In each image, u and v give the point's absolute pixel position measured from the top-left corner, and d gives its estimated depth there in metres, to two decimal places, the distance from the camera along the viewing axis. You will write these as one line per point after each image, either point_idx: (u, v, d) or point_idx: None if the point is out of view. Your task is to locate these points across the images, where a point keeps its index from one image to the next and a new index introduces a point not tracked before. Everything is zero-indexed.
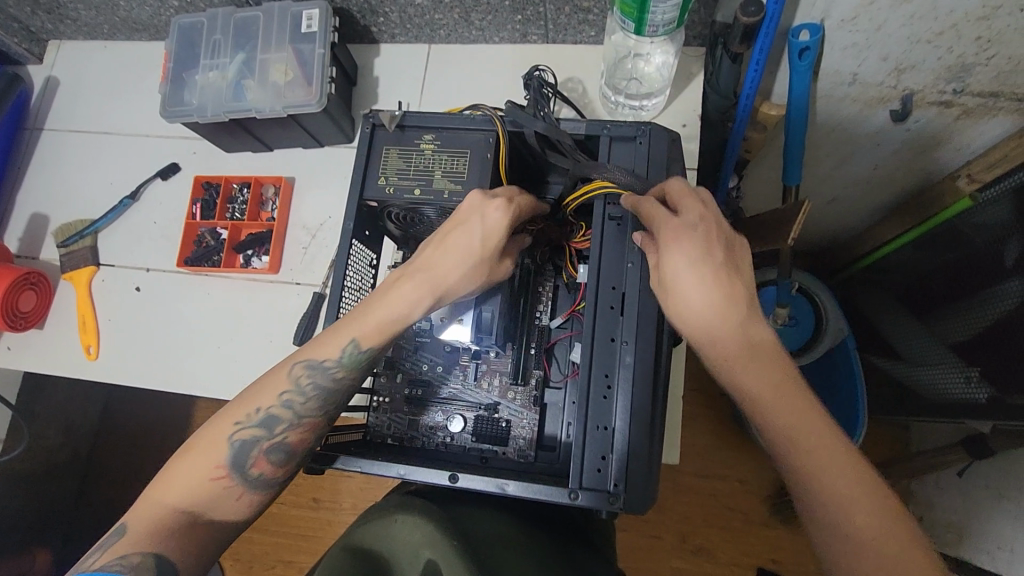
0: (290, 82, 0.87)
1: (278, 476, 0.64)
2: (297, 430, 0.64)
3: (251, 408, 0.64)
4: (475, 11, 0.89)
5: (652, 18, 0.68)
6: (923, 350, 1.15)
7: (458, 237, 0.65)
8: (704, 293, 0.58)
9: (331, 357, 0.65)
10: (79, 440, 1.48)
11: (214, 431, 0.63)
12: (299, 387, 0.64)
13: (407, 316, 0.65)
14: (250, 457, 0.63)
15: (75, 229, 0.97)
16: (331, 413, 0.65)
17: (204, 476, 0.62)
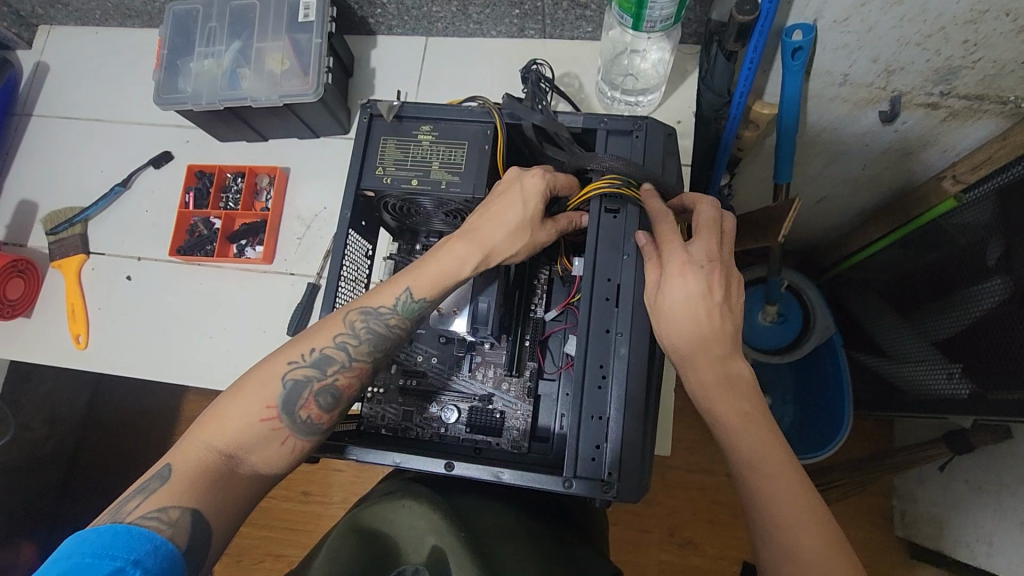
0: (287, 71, 0.86)
1: (322, 423, 0.65)
2: (346, 373, 0.66)
3: (305, 350, 0.66)
4: (472, 5, 0.90)
5: (650, 14, 0.68)
6: (908, 348, 1.17)
7: (501, 199, 0.68)
8: (697, 312, 0.59)
9: (384, 304, 0.68)
10: (64, 432, 1.47)
11: (267, 371, 0.65)
12: (353, 330, 0.67)
13: (456, 268, 0.68)
14: (300, 398, 0.64)
15: (65, 217, 0.96)
16: (379, 359, 0.68)
17: (252, 417, 0.62)
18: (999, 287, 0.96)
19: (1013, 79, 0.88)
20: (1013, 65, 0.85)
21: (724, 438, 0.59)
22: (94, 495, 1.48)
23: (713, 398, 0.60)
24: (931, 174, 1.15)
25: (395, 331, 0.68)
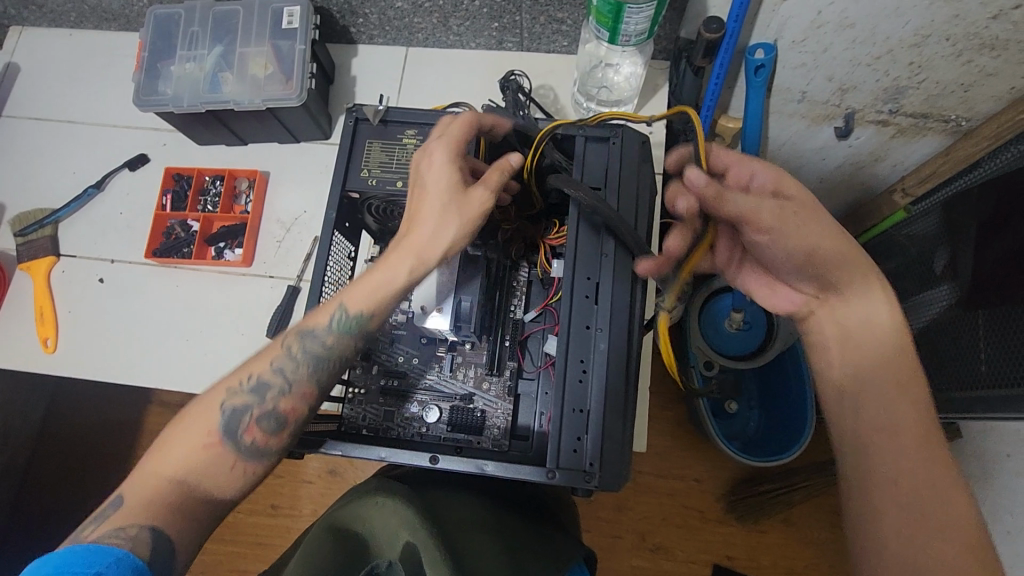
0: (271, 76, 0.87)
1: (270, 448, 0.64)
2: (287, 398, 0.65)
3: (244, 377, 0.65)
4: (453, 17, 0.93)
5: (625, 28, 0.72)
6: None
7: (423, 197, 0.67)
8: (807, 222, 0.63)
9: (321, 324, 0.66)
10: (19, 445, 1.41)
11: (206, 401, 0.64)
12: (290, 354, 0.66)
13: (393, 280, 0.66)
14: (241, 424, 0.63)
15: (35, 219, 0.94)
16: (322, 381, 0.66)
17: (193, 446, 0.62)
18: (946, 293, 1.02)
19: (954, 99, 0.95)
20: (954, 86, 0.92)
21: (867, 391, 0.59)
22: (51, 511, 1.42)
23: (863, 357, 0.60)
24: (882, 188, 1.22)
25: (334, 350, 0.66)
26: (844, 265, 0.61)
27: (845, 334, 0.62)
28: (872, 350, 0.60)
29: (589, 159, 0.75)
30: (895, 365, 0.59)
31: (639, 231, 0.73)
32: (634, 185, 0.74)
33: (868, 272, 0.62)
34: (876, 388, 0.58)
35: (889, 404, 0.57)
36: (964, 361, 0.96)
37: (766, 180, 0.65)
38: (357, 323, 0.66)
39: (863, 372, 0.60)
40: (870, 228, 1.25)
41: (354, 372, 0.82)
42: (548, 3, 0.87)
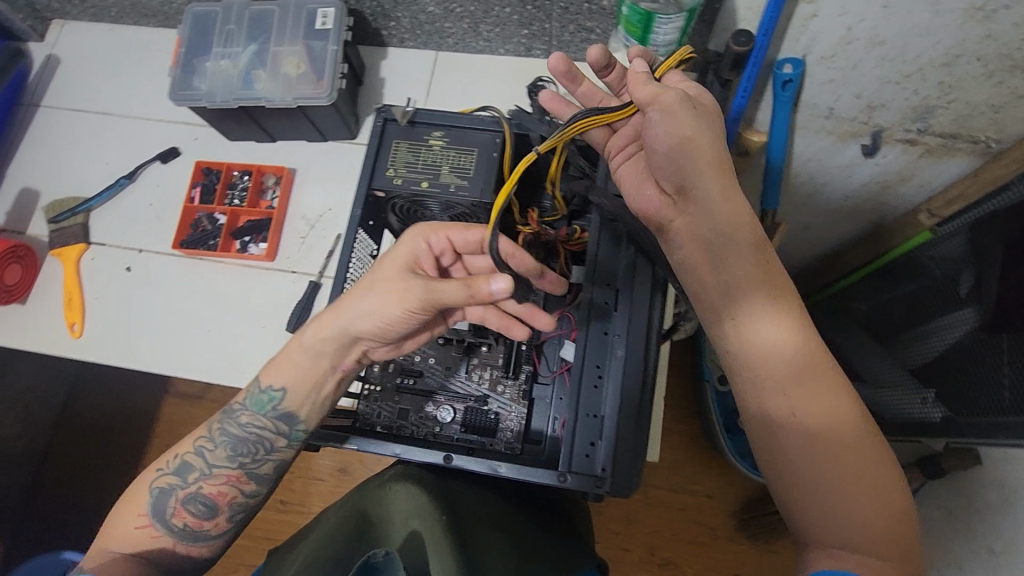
0: (303, 75, 0.89)
1: (204, 528, 0.72)
2: (210, 481, 0.71)
3: (171, 459, 0.72)
4: (484, 23, 0.94)
5: (655, 39, 0.73)
6: (883, 373, 1.23)
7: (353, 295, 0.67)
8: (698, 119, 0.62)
9: (238, 403, 0.73)
10: (38, 428, 1.44)
11: (141, 484, 0.72)
12: (210, 436, 0.73)
13: (299, 347, 0.70)
14: (169, 508, 0.71)
15: (68, 206, 0.97)
16: (241, 462, 0.72)
17: (130, 524, 0.70)
18: (970, 315, 1.01)
19: (984, 120, 0.94)
20: (984, 107, 0.91)
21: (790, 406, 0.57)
22: (67, 495, 1.45)
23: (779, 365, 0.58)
24: (908, 208, 1.21)
25: (250, 429, 0.72)
26: (710, 176, 0.62)
27: (763, 359, 0.58)
28: (787, 366, 0.58)
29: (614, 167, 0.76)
30: (813, 363, 0.58)
31: None
32: None
33: (737, 200, 0.62)
34: (802, 404, 0.57)
35: (817, 420, 0.56)
36: (986, 387, 0.95)
37: (687, 94, 0.66)
38: (274, 399, 0.71)
39: (786, 388, 0.57)
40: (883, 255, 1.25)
41: (372, 369, 0.83)
42: (578, 12, 0.88)
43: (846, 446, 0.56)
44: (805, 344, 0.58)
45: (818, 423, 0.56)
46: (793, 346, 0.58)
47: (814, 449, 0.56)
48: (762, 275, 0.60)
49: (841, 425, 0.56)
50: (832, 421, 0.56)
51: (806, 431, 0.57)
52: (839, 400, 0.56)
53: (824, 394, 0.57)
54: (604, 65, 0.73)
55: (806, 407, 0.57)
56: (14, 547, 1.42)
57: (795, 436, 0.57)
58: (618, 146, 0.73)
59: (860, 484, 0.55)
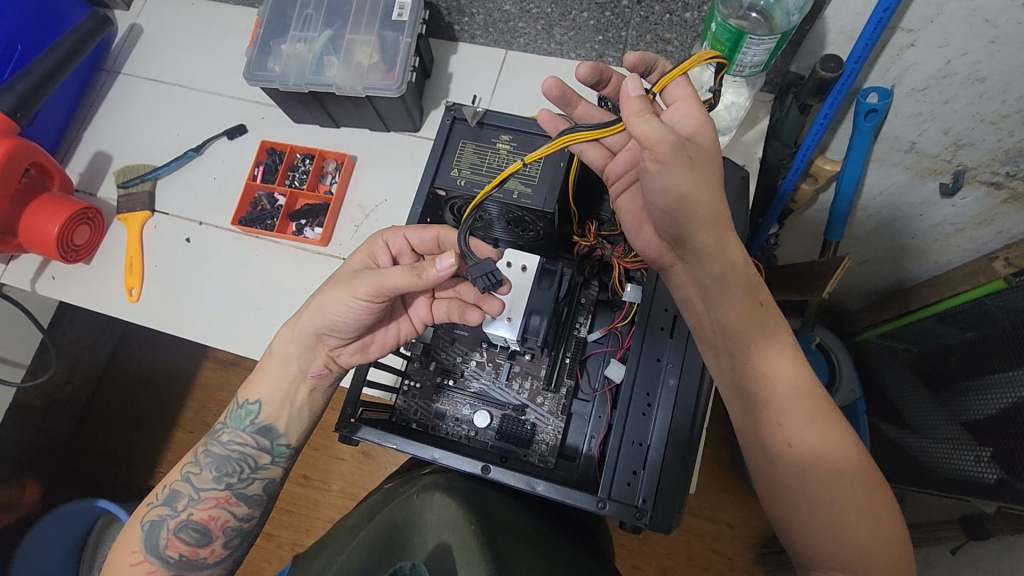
0: (373, 65, 0.89)
1: (198, 556, 0.74)
2: (200, 506, 0.74)
3: (160, 491, 0.76)
4: (559, 26, 0.92)
5: (742, 58, 0.69)
6: (933, 424, 1.16)
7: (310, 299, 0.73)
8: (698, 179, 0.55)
9: (220, 426, 0.77)
10: (85, 377, 1.50)
11: (135, 522, 0.76)
12: (196, 461, 0.76)
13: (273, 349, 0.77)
14: (162, 540, 0.73)
15: (138, 173, 1.00)
16: (228, 482, 0.76)
17: (127, 560, 0.73)
18: None
19: None
20: None
21: (786, 436, 0.56)
22: (105, 444, 1.51)
23: (777, 395, 0.57)
24: (981, 253, 1.14)
25: (234, 447, 0.76)
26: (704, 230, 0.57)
27: (758, 387, 0.58)
28: (784, 397, 0.57)
29: None
30: (808, 393, 0.57)
31: None
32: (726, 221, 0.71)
33: (732, 246, 0.58)
34: (799, 436, 0.56)
35: (813, 450, 0.56)
36: None
37: (684, 127, 0.57)
38: (251, 412, 0.76)
39: (783, 417, 0.56)
40: (936, 304, 1.19)
41: (412, 364, 0.83)
42: (658, 22, 0.85)
43: (842, 474, 0.55)
44: (799, 374, 0.57)
45: (815, 453, 0.56)
46: (788, 375, 0.57)
47: (812, 477, 0.56)
48: (753, 306, 0.58)
49: (838, 455, 0.56)
50: (829, 450, 0.56)
51: (803, 461, 0.56)
52: (834, 427, 0.56)
53: (820, 423, 0.56)
54: (594, 81, 0.67)
55: (802, 438, 0.56)
56: (51, 488, 1.49)
57: (792, 466, 0.56)
58: (616, 173, 0.67)
59: (857, 510, 0.55)
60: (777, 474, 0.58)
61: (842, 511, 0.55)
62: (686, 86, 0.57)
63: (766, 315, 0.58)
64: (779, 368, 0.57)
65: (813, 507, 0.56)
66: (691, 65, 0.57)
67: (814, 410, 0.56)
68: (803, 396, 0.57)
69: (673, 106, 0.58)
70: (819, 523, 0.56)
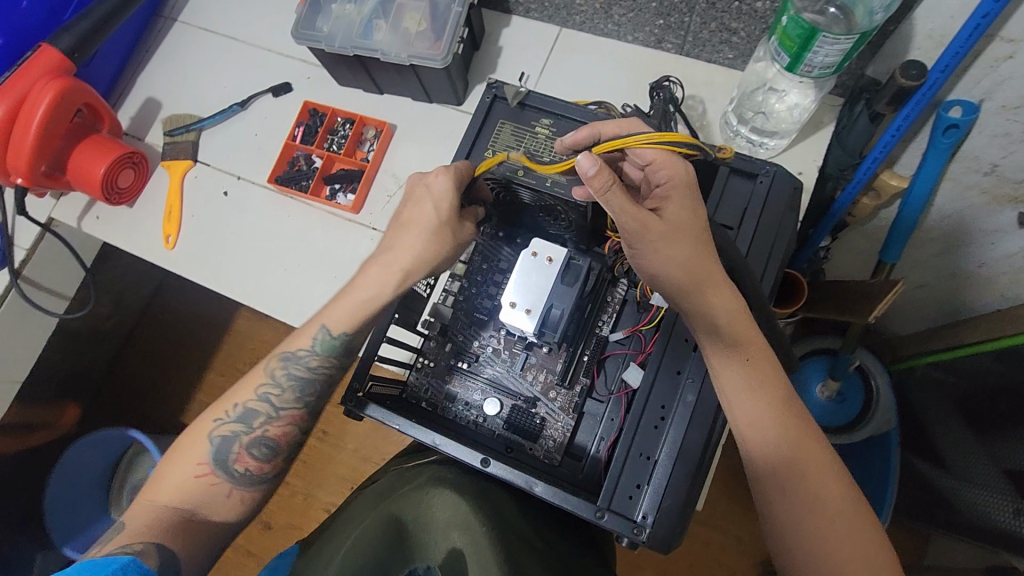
0: (421, 33, 0.86)
1: (265, 472, 0.70)
2: (276, 423, 0.70)
3: (230, 407, 0.70)
4: (617, 6, 0.87)
5: (812, 57, 0.62)
6: (972, 467, 1.09)
7: (415, 213, 0.71)
8: (682, 246, 0.58)
9: (303, 347, 0.71)
10: (126, 312, 1.57)
11: (196, 433, 0.69)
12: (274, 380, 0.70)
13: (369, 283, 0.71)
14: (231, 454, 0.68)
15: (184, 122, 1.01)
16: (307, 402, 0.71)
17: (187, 474, 0.67)
18: None
19: None
20: None
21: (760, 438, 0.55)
22: (143, 377, 1.59)
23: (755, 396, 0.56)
24: None
25: (320, 370, 0.71)
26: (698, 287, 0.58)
27: (741, 393, 0.56)
28: (771, 433, 0.55)
29: (726, 196, 0.66)
30: (792, 422, 0.55)
31: (763, 284, 0.64)
32: (771, 235, 0.64)
33: (716, 297, 0.58)
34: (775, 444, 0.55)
35: (800, 485, 0.53)
36: None
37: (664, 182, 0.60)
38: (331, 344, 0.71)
39: (768, 454, 0.55)
40: (988, 340, 1.05)
41: (428, 343, 0.81)
42: (725, 10, 0.79)
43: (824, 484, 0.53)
44: (784, 404, 0.56)
45: (804, 488, 0.53)
46: (773, 408, 0.55)
47: (802, 519, 0.53)
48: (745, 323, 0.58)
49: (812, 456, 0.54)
50: (817, 484, 0.53)
51: (794, 502, 0.53)
52: (821, 458, 0.54)
53: (805, 454, 0.54)
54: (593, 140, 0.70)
55: (788, 474, 0.54)
56: (90, 412, 1.58)
57: (783, 509, 0.53)
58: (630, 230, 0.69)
59: (851, 553, 0.51)
60: (770, 516, 0.55)
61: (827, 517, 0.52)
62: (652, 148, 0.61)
63: (753, 347, 0.57)
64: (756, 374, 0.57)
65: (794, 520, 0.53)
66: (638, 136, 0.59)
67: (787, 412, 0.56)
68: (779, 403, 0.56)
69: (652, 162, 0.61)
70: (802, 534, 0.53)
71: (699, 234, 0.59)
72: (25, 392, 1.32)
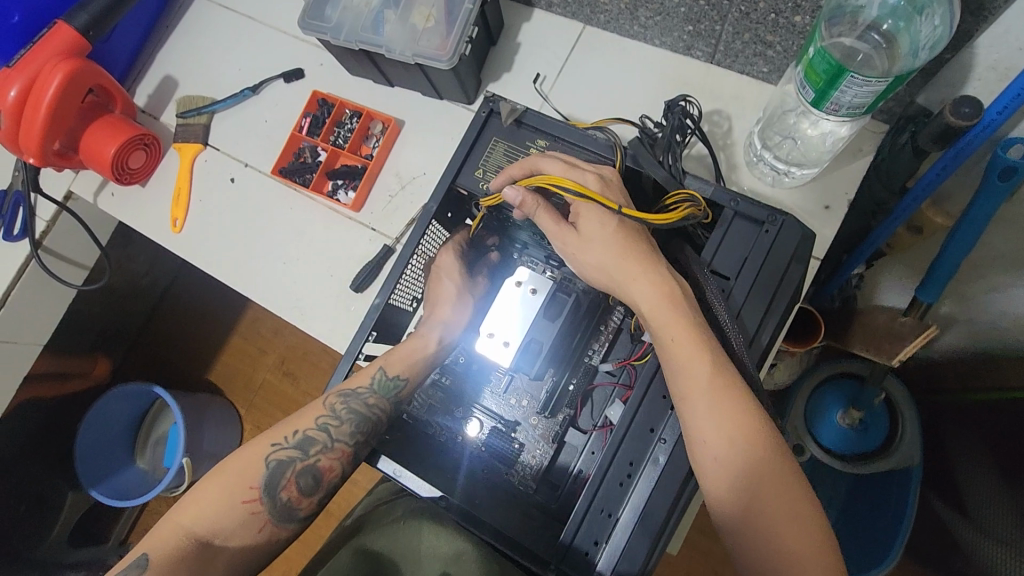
0: (429, 29, 0.82)
1: (298, 509, 0.67)
2: (328, 455, 0.69)
3: (290, 433, 0.69)
4: (644, 8, 0.80)
5: (839, 96, 0.56)
6: (989, 518, 0.98)
7: (439, 287, 0.76)
8: (600, 253, 0.62)
9: (364, 385, 0.71)
10: (160, 273, 1.61)
11: (251, 455, 0.68)
12: (334, 412, 0.70)
13: (424, 346, 0.74)
14: (282, 480, 0.67)
15: (196, 104, 1.00)
16: (360, 442, 0.69)
17: (235, 498, 0.65)
18: None
19: None
20: None
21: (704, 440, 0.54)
22: (172, 336, 1.63)
23: (704, 403, 0.54)
24: None
25: (375, 411, 0.71)
26: (636, 289, 0.61)
27: (702, 405, 0.54)
28: (716, 441, 0.53)
29: (727, 238, 0.63)
30: (730, 398, 0.55)
31: (761, 336, 0.60)
32: (773, 284, 0.60)
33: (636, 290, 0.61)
34: (722, 455, 0.53)
35: (742, 461, 0.53)
36: None
37: (590, 185, 0.63)
38: (396, 387, 0.72)
39: (707, 436, 0.54)
40: None
41: None
42: (759, 21, 0.71)
43: (774, 490, 0.52)
44: (718, 382, 0.55)
45: (745, 465, 0.53)
46: (708, 394, 0.55)
47: (758, 530, 0.52)
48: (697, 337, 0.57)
49: (759, 461, 0.53)
50: (758, 456, 0.53)
51: (739, 481, 0.53)
52: (762, 430, 0.54)
53: (746, 429, 0.54)
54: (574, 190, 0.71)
55: (728, 454, 0.53)
56: (123, 364, 1.63)
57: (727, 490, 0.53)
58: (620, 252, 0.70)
59: (793, 524, 0.51)
60: (731, 532, 0.53)
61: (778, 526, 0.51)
62: (560, 163, 0.64)
63: (679, 329, 0.57)
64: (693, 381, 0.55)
65: (744, 531, 0.52)
66: (561, 184, 0.62)
67: (741, 416, 0.54)
68: (731, 410, 0.54)
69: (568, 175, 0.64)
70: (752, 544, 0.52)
71: (624, 241, 0.62)
72: (64, 343, 1.38)
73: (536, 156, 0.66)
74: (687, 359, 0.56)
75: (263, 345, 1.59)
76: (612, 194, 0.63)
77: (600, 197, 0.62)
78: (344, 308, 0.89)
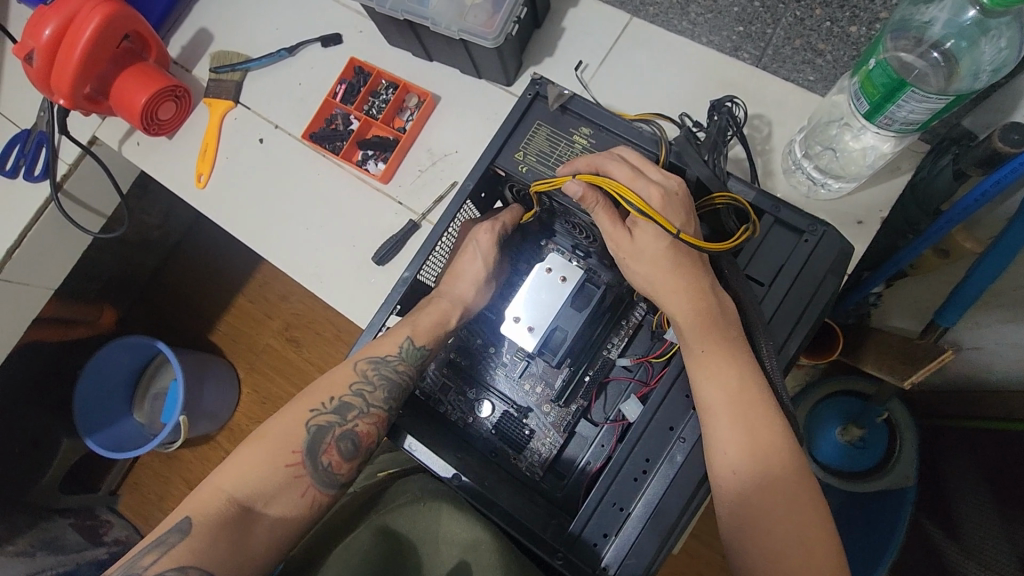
0: (476, 6, 0.81)
1: (339, 475, 0.67)
2: (366, 419, 0.68)
3: (330, 399, 0.69)
4: (695, 4, 0.79)
5: (894, 110, 0.56)
6: (980, 542, 0.99)
7: (464, 263, 0.74)
8: (646, 267, 0.62)
9: (392, 352, 0.71)
10: (173, 227, 1.60)
11: (289, 417, 0.67)
12: (367, 378, 0.69)
13: (444, 322, 0.72)
14: (322, 444, 0.67)
15: (230, 61, 0.99)
16: (391, 406, 0.69)
17: (278, 461, 0.65)
18: None
19: None
20: None
21: (717, 444, 0.55)
22: (180, 291, 1.63)
23: (722, 411, 0.55)
24: None
25: (402, 377, 0.70)
26: (672, 302, 0.61)
27: (722, 407, 0.55)
28: (730, 447, 0.54)
29: (766, 244, 0.63)
30: (747, 408, 0.55)
31: (788, 343, 0.60)
32: (805, 295, 0.60)
33: (675, 304, 0.60)
34: (741, 463, 0.54)
35: (752, 468, 0.54)
36: None
37: (652, 198, 0.61)
38: (412, 355, 0.71)
39: (722, 441, 0.55)
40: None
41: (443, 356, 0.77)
42: (813, 29, 0.71)
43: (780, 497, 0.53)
44: (740, 391, 0.56)
45: (755, 473, 0.54)
46: (729, 405, 0.55)
47: (765, 537, 0.53)
48: (727, 347, 0.58)
49: (772, 470, 0.54)
50: (768, 464, 0.54)
51: (747, 488, 0.54)
52: (774, 441, 0.55)
53: (760, 437, 0.55)
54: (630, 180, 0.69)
55: (743, 460, 0.54)
56: (129, 315, 1.63)
57: (734, 496, 0.54)
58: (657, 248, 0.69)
59: (796, 530, 0.52)
60: (733, 536, 0.55)
61: (782, 532, 0.52)
62: (626, 171, 0.62)
63: (707, 340, 0.58)
64: (716, 390, 0.56)
65: (747, 535, 0.53)
66: (625, 195, 0.61)
67: (756, 421, 0.55)
68: (746, 412, 0.55)
69: (634, 185, 0.62)
70: (760, 549, 0.53)
71: (671, 256, 0.61)
72: (77, 289, 1.38)
73: (604, 155, 0.64)
74: (710, 369, 0.57)
75: (270, 310, 1.59)
76: (675, 209, 0.61)
77: (659, 216, 0.60)
78: (365, 279, 0.89)
